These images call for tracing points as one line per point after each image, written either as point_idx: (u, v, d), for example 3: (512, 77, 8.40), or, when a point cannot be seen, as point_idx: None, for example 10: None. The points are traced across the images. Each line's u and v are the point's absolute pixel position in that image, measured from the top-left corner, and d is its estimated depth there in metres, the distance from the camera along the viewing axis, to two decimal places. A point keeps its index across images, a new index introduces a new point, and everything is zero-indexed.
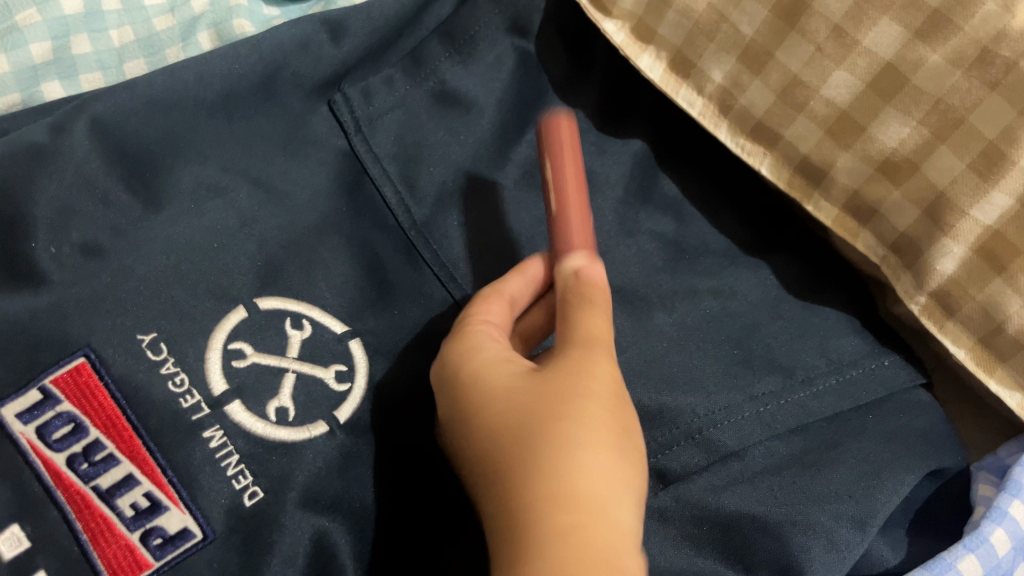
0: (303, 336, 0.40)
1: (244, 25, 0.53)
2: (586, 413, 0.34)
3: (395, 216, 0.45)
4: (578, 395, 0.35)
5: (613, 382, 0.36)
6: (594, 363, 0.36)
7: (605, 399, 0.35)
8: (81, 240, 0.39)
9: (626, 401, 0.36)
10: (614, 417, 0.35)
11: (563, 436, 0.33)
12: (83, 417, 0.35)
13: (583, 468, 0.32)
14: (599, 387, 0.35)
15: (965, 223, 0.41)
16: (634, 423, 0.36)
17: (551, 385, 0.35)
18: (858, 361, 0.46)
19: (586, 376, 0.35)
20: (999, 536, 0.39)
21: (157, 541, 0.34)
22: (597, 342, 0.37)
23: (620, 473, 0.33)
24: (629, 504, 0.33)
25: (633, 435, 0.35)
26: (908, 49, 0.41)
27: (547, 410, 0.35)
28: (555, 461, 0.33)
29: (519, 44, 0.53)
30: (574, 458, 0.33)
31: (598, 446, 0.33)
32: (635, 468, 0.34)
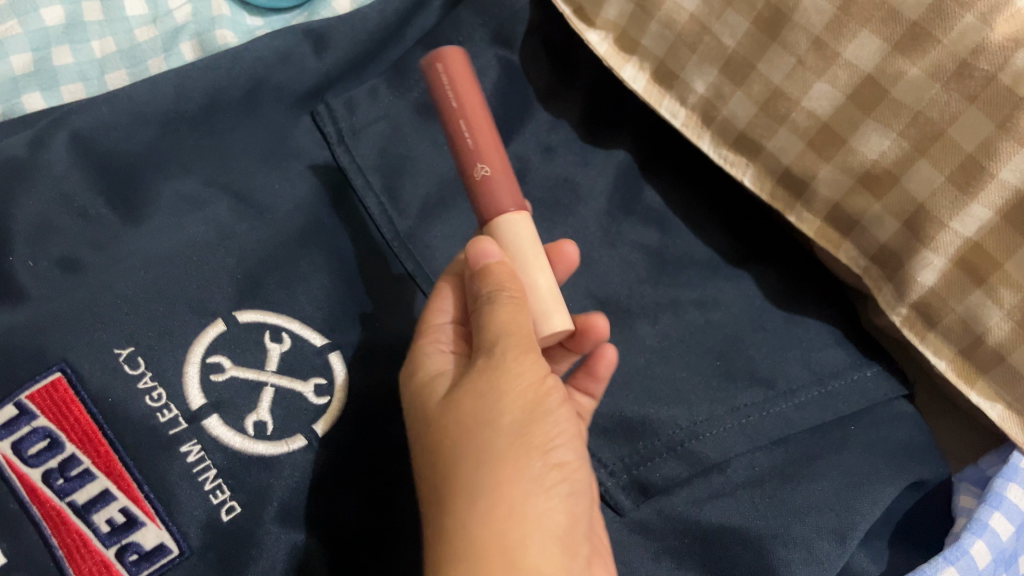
0: (282, 349, 0.39)
1: (226, 36, 0.53)
2: (494, 444, 0.33)
3: (377, 226, 0.46)
4: (485, 423, 0.33)
5: (528, 389, 0.34)
6: (503, 375, 0.34)
7: (516, 419, 0.33)
8: (60, 253, 0.39)
9: (545, 408, 0.34)
10: (527, 441, 0.33)
11: (469, 474, 0.32)
12: (59, 432, 0.35)
13: (484, 512, 0.31)
14: (504, 411, 0.33)
15: (945, 235, 0.42)
16: (557, 436, 0.34)
17: (459, 409, 0.34)
18: (840, 373, 0.46)
19: (495, 394, 0.33)
20: (980, 548, 0.39)
21: (133, 557, 0.34)
22: (505, 342, 0.34)
23: (528, 510, 0.32)
24: (544, 538, 0.31)
25: (553, 453, 0.33)
26: (888, 62, 0.41)
27: (454, 442, 0.33)
28: (457, 507, 0.32)
29: (502, 55, 0.53)
30: (475, 502, 0.32)
31: (499, 484, 0.32)
32: (550, 496, 0.32)
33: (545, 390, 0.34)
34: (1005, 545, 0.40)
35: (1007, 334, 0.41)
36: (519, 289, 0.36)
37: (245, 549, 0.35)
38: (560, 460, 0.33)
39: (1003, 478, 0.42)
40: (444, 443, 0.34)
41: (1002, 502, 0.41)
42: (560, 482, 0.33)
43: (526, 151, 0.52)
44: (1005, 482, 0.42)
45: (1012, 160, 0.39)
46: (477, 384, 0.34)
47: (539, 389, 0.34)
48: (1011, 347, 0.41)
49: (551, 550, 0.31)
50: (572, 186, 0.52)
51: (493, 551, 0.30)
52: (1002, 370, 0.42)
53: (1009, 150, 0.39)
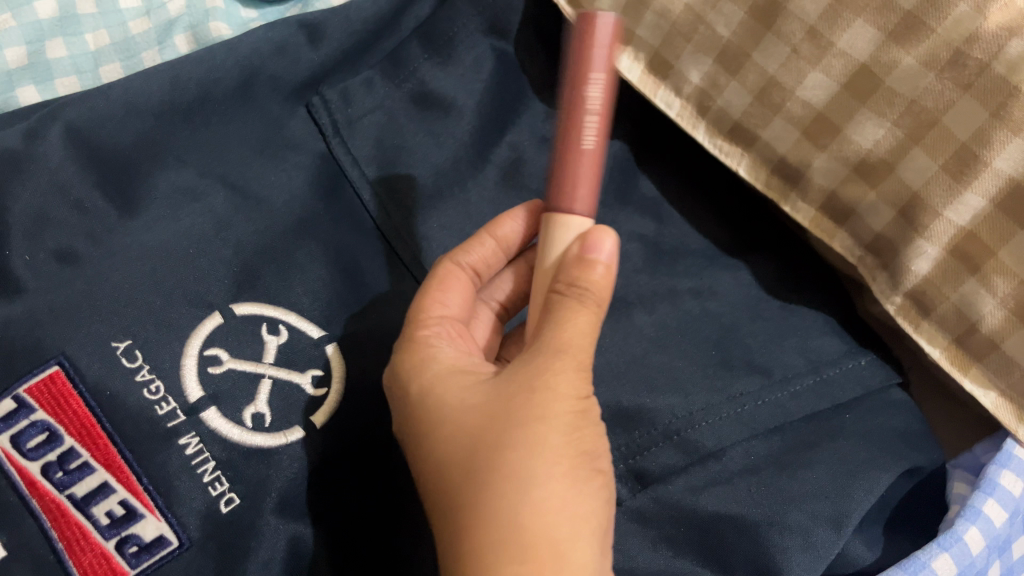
0: (279, 341, 0.40)
1: (220, 28, 0.52)
2: (553, 442, 0.32)
3: (373, 218, 0.46)
4: (535, 419, 0.33)
5: (579, 398, 0.34)
6: (560, 370, 0.34)
7: (569, 421, 0.33)
8: (57, 246, 0.39)
9: (592, 414, 0.34)
10: (581, 443, 0.33)
11: (518, 465, 0.32)
12: (58, 425, 0.35)
13: (535, 507, 0.31)
14: (558, 412, 0.33)
15: (939, 224, 0.42)
16: (599, 442, 0.34)
17: (509, 403, 0.34)
18: (836, 361, 0.47)
19: (549, 393, 0.33)
20: (973, 534, 0.40)
21: (132, 549, 0.34)
22: (563, 346, 0.34)
23: (575, 510, 0.32)
24: (588, 539, 0.32)
25: (595, 460, 0.34)
26: (882, 51, 0.41)
27: (500, 435, 0.33)
28: (511, 499, 0.32)
29: (498, 45, 0.53)
30: (528, 494, 0.32)
31: (551, 481, 0.32)
32: (594, 498, 0.33)
33: (591, 398, 0.34)
34: (997, 531, 0.41)
35: (999, 322, 0.41)
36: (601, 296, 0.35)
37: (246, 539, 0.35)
38: (601, 466, 0.34)
39: (996, 465, 0.42)
40: (488, 432, 0.33)
41: (996, 488, 0.41)
42: (601, 487, 0.33)
43: (522, 140, 0.52)
44: (999, 468, 0.42)
45: (1006, 149, 0.39)
46: (537, 377, 0.34)
47: (587, 397, 0.34)
48: (1005, 334, 0.41)
49: (592, 550, 0.32)
50: None
51: (541, 547, 0.31)
52: (997, 357, 0.42)
53: (1003, 138, 0.39)
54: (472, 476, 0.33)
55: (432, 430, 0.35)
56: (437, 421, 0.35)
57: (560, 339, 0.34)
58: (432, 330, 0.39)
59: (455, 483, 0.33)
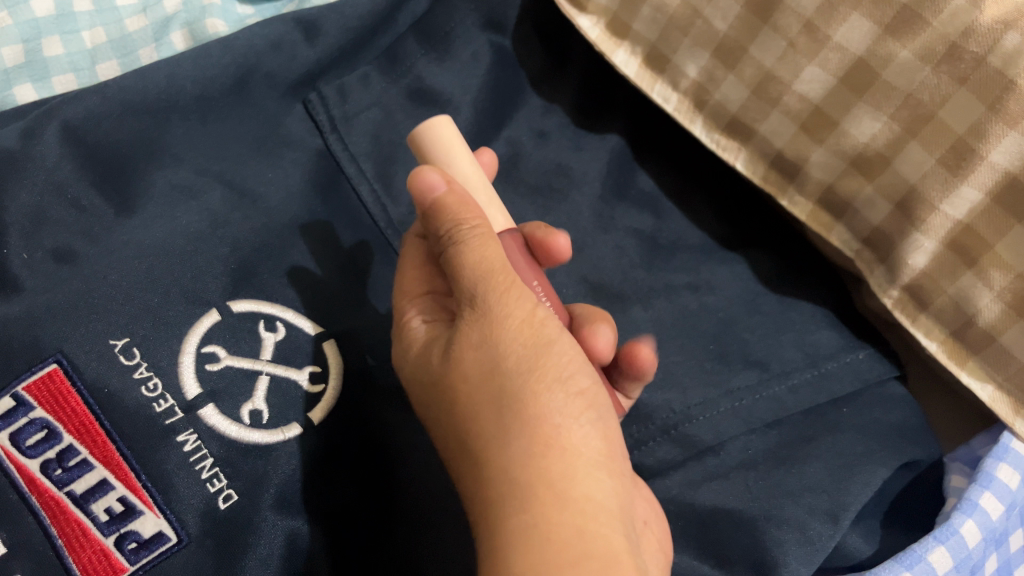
0: (276, 339, 0.40)
1: (217, 25, 0.52)
2: (511, 383, 0.32)
3: (371, 214, 0.47)
4: (490, 371, 0.32)
5: (524, 323, 0.33)
6: (505, 308, 0.33)
7: (522, 358, 0.32)
8: (54, 245, 0.39)
9: (551, 338, 0.33)
10: (545, 373, 0.32)
11: (490, 426, 0.32)
12: (57, 423, 0.35)
13: (524, 458, 0.31)
14: (509, 354, 0.32)
15: (935, 218, 0.42)
16: (568, 364, 0.33)
17: (460, 365, 0.33)
18: (834, 355, 0.47)
19: (495, 340, 0.32)
20: (969, 527, 0.40)
21: (132, 545, 0.34)
22: (482, 283, 0.33)
23: (565, 443, 0.32)
24: (587, 468, 0.32)
25: (571, 381, 0.33)
26: (878, 45, 0.41)
27: (465, 393, 0.33)
28: (493, 452, 0.32)
29: (496, 40, 0.53)
30: (508, 449, 0.31)
31: (528, 426, 0.31)
32: (581, 426, 0.33)
33: (540, 320, 0.34)
34: (994, 524, 0.41)
35: (996, 316, 0.41)
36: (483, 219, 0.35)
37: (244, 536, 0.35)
38: (580, 387, 0.33)
39: (993, 458, 0.42)
40: (450, 396, 0.33)
41: (992, 481, 0.41)
42: (586, 409, 0.33)
43: (520, 136, 0.53)
44: (996, 461, 0.42)
45: (1002, 142, 0.39)
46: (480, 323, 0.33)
47: (534, 321, 0.33)
48: (1002, 328, 0.41)
49: (596, 476, 0.32)
50: (565, 171, 0.52)
51: (542, 489, 0.31)
52: (994, 350, 0.42)
53: (999, 132, 0.39)
54: (462, 443, 0.33)
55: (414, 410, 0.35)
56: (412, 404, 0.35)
57: (477, 263, 0.33)
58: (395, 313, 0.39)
59: (455, 462, 0.33)
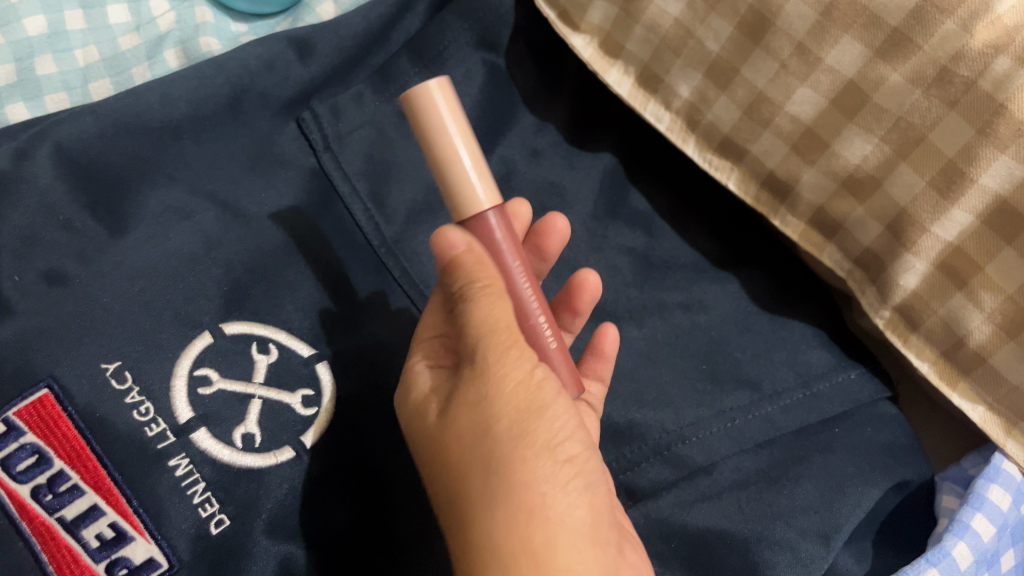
0: (269, 361, 0.40)
1: (210, 44, 0.53)
2: (499, 451, 0.32)
3: (365, 234, 0.47)
4: (484, 434, 0.32)
5: (526, 389, 0.33)
6: (493, 380, 0.33)
7: (515, 423, 0.32)
8: (46, 267, 0.39)
9: (542, 402, 0.33)
10: (534, 441, 0.32)
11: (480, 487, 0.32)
12: (47, 448, 0.35)
13: (507, 523, 0.31)
14: (504, 416, 0.32)
15: (926, 240, 0.42)
16: (560, 430, 0.33)
17: (458, 426, 0.33)
18: (826, 375, 0.47)
19: (488, 400, 0.33)
20: (961, 549, 0.40)
21: (122, 571, 0.34)
22: (484, 342, 0.33)
23: (550, 515, 0.32)
24: (568, 537, 0.32)
25: (561, 448, 0.33)
26: (870, 68, 0.41)
27: (459, 457, 0.33)
28: (478, 521, 0.32)
29: (488, 58, 0.53)
30: (494, 514, 0.31)
31: (518, 492, 0.31)
32: (568, 493, 0.32)
33: (537, 384, 0.33)
34: (986, 546, 0.41)
35: (987, 337, 0.41)
36: (492, 275, 0.34)
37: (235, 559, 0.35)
38: (569, 454, 0.33)
39: (984, 480, 0.43)
40: (450, 459, 0.33)
41: (984, 503, 0.42)
42: (573, 477, 0.33)
43: (513, 153, 0.53)
44: (986, 483, 0.42)
45: (992, 166, 0.39)
46: (471, 393, 0.33)
47: (530, 384, 0.33)
48: (992, 349, 0.41)
49: (578, 546, 0.32)
50: (558, 189, 0.52)
51: (521, 560, 0.31)
52: (984, 371, 0.42)
53: (989, 155, 0.39)
54: (450, 507, 0.33)
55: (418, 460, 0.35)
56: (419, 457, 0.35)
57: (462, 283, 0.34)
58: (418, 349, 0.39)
59: (445, 524, 0.34)
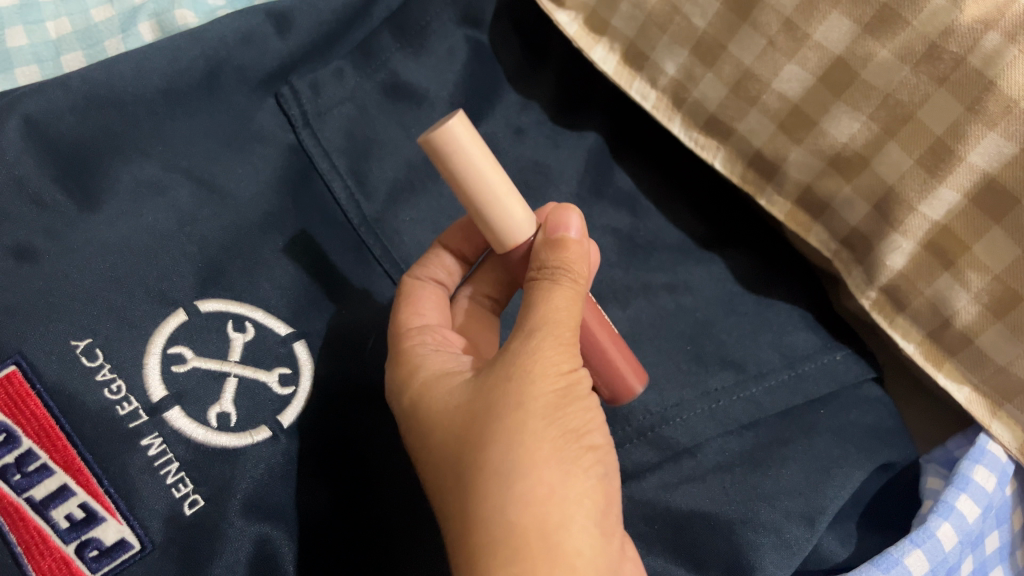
0: (245, 339, 0.39)
1: (186, 17, 0.50)
2: (530, 426, 0.32)
3: (344, 211, 0.46)
4: (516, 406, 0.32)
5: (562, 373, 0.33)
6: (533, 360, 0.33)
7: (549, 403, 0.32)
8: (14, 243, 0.37)
9: (578, 393, 0.34)
10: (564, 424, 0.32)
11: (502, 456, 0.31)
12: (15, 427, 0.34)
13: (524, 496, 0.31)
14: (540, 394, 0.32)
15: (914, 219, 0.41)
16: (588, 421, 0.33)
17: (490, 397, 0.33)
18: (811, 356, 0.47)
19: (530, 376, 0.33)
20: (946, 530, 0.39)
21: (93, 553, 0.33)
22: (542, 326, 0.34)
23: (571, 497, 0.31)
24: (582, 521, 0.31)
25: (587, 436, 0.33)
26: (858, 44, 0.41)
27: (482, 426, 0.32)
28: (495, 491, 0.31)
29: (472, 35, 0.52)
30: (511, 485, 0.31)
31: (539, 469, 0.31)
32: (588, 478, 0.32)
33: (575, 373, 0.34)
34: (971, 527, 0.40)
35: (974, 317, 0.41)
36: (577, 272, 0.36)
37: (210, 541, 0.35)
38: (594, 443, 0.33)
39: (969, 460, 0.42)
40: (473, 427, 0.33)
41: (969, 483, 0.41)
42: (596, 465, 0.33)
43: (496, 132, 0.52)
44: (972, 464, 0.42)
45: (980, 144, 0.38)
46: (507, 368, 0.33)
47: (572, 377, 0.34)
48: (978, 330, 0.41)
49: (591, 531, 0.31)
50: (543, 169, 0.51)
51: (533, 535, 0.30)
52: (970, 352, 0.42)
53: (977, 132, 0.38)
54: (460, 477, 0.33)
55: (428, 428, 0.35)
56: (431, 426, 0.35)
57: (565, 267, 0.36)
58: (417, 338, 0.39)
59: (448, 491, 0.33)
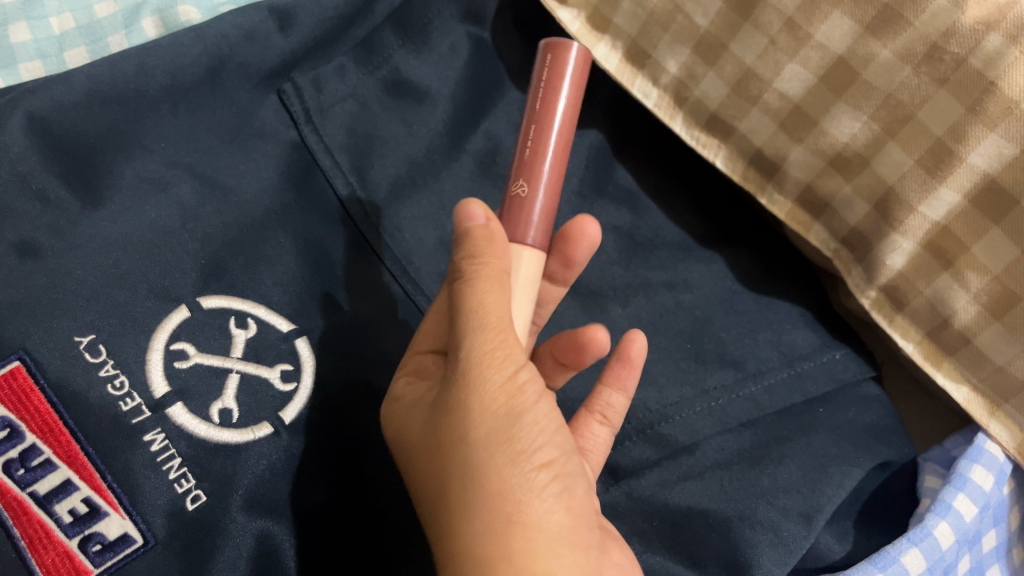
0: (247, 335, 0.39)
1: (189, 12, 0.51)
2: (476, 459, 0.32)
3: (345, 208, 0.46)
4: (461, 440, 0.33)
5: (502, 391, 0.33)
6: (470, 388, 0.33)
7: (492, 429, 0.32)
8: (18, 239, 0.37)
9: (523, 409, 0.33)
10: (510, 447, 0.32)
11: (457, 494, 0.32)
12: (19, 422, 0.34)
13: (484, 531, 0.31)
14: (479, 424, 0.32)
15: (914, 219, 0.42)
16: (539, 434, 0.33)
17: (438, 434, 0.34)
18: (811, 355, 0.47)
19: (466, 406, 0.33)
20: (943, 529, 0.40)
21: (96, 547, 0.33)
22: (466, 343, 0.34)
23: (527, 518, 0.31)
24: (548, 545, 0.31)
25: (537, 453, 0.33)
26: (859, 44, 0.41)
27: (439, 466, 0.33)
28: (456, 530, 0.32)
29: (473, 31, 0.53)
30: (470, 522, 0.31)
31: (491, 502, 0.31)
32: (545, 501, 0.32)
33: (517, 387, 0.33)
34: (967, 526, 0.40)
35: (972, 317, 0.41)
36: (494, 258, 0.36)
37: (211, 537, 0.35)
38: (546, 459, 0.33)
39: (966, 460, 0.42)
40: (434, 467, 0.33)
41: (966, 483, 0.41)
42: (551, 481, 0.32)
43: (498, 129, 0.52)
44: (969, 463, 0.42)
45: (981, 144, 0.38)
46: (450, 402, 0.34)
47: (512, 388, 0.33)
48: (977, 330, 0.41)
49: (558, 552, 0.31)
50: None
51: (498, 568, 0.30)
52: (968, 352, 0.42)
53: (978, 133, 0.38)
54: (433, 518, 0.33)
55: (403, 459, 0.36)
56: (404, 467, 0.36)
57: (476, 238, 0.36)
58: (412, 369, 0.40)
59: (428, 521, 0.34)
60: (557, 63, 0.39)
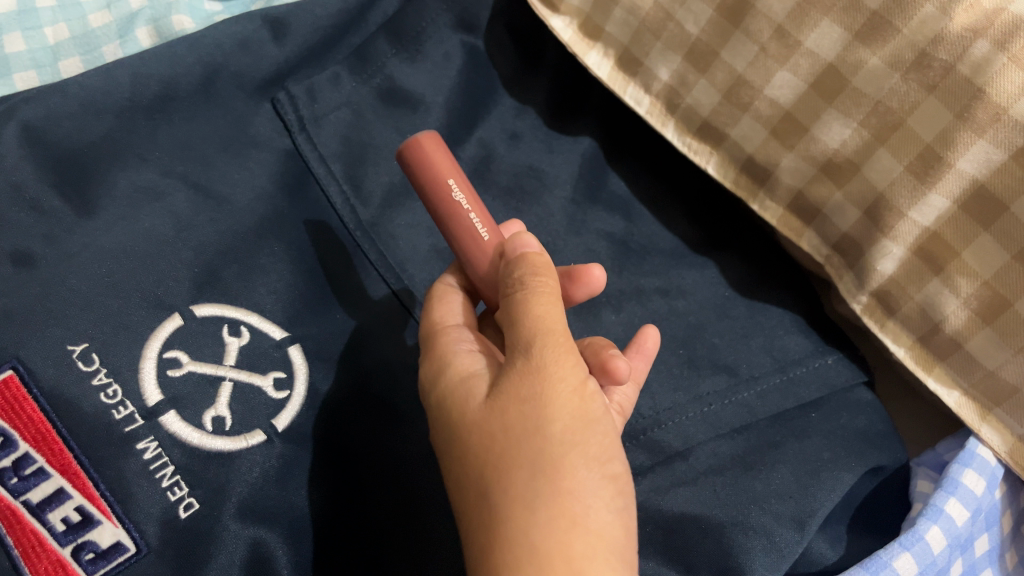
0: (240, 343, 0.39)
1: (183, 22, 0.52)
2: (547, 453, 0.31)
3: (340, 216, 0.46)
4: (534, 431, 0.32)
5: (575, 394, 0.33)
6: (547, 378, 0.32)
7: (566, 427, 0.32)
8: (13, 248, 0.38)
9: (593, 417, 0.33)
10: (582, 449, 0.32)
11: (523, 485, 0.31)
12: (12, 431, 0.34)
13: (546, 525, 0.30)
14: (557, 420, 0.32)
15: (903, 224, 0.42)
16: (607, 446, 0.33)
17: (504, 419, 0.32)
18: (802, 360, 0.47)
19: (544, 397, 0.32)
20: (934, 533, 0.40)
21: (89, 556, 0.34)
22: (540, 339, 0.33)
23: (591, 523, 0.31)
24: (604, 554, 0.30)
25: (607, 463, 0.32)
26: (849, 52, 0.41)
27: (502, 451, 0.32)
28: (517, 521, 0.31)
29: (467, 40, 0.53)
30: (535, 514, 0.30)
31: (562, 497, 0.31)
32: (608, 511, 0.31)
33: (588, 394, 0.33)
34: (959, 530, 0.41)
35: (963, 322, 0.41)
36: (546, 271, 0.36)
37: (204, 545, 0.35)
38: (612, 468, 0.32)
39: (958, 464, 0.43)
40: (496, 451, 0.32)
41: (957, 487, 0.41)
42: (615, 492, 0.32)
43: (491, 136, 0.53)
44: (961, 467, 0.42)
45: (970, 151, 0.39)
46: (522, 390, 0.32)
47: (583, 393, 0.33)
48: (968, 334, 0.41)
49: (612, 564, 0.30)
50: (537, 173, 0.52)
51: (558, 562, 0.30)
52: (960, 356, 0.42)
53: (966, 139, 0.39)
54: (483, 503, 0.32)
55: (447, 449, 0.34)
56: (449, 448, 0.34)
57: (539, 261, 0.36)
58: (453, 335, 0.38)
59: (469, 513, 0.32)
60: (422, 166, 0.38)
